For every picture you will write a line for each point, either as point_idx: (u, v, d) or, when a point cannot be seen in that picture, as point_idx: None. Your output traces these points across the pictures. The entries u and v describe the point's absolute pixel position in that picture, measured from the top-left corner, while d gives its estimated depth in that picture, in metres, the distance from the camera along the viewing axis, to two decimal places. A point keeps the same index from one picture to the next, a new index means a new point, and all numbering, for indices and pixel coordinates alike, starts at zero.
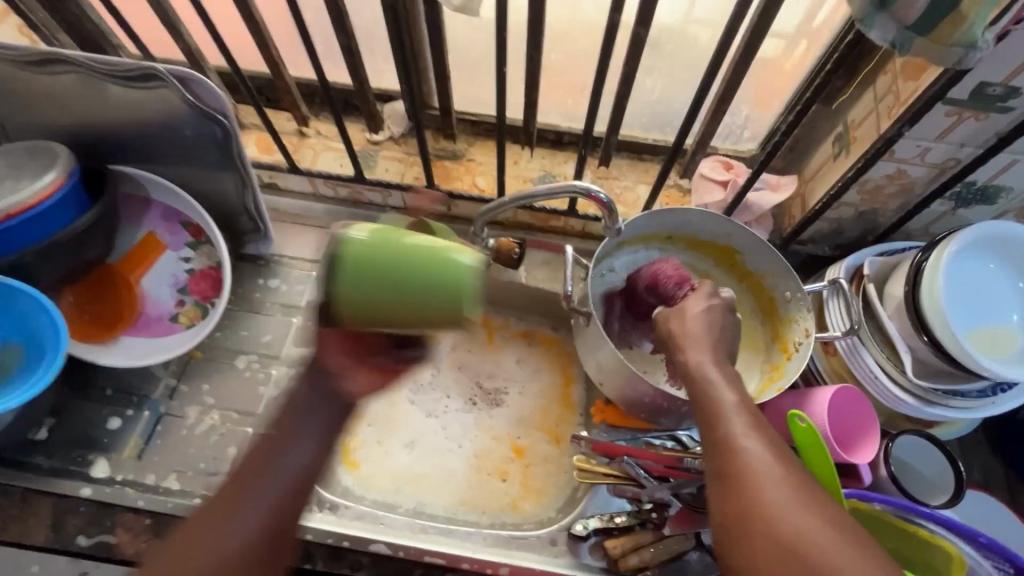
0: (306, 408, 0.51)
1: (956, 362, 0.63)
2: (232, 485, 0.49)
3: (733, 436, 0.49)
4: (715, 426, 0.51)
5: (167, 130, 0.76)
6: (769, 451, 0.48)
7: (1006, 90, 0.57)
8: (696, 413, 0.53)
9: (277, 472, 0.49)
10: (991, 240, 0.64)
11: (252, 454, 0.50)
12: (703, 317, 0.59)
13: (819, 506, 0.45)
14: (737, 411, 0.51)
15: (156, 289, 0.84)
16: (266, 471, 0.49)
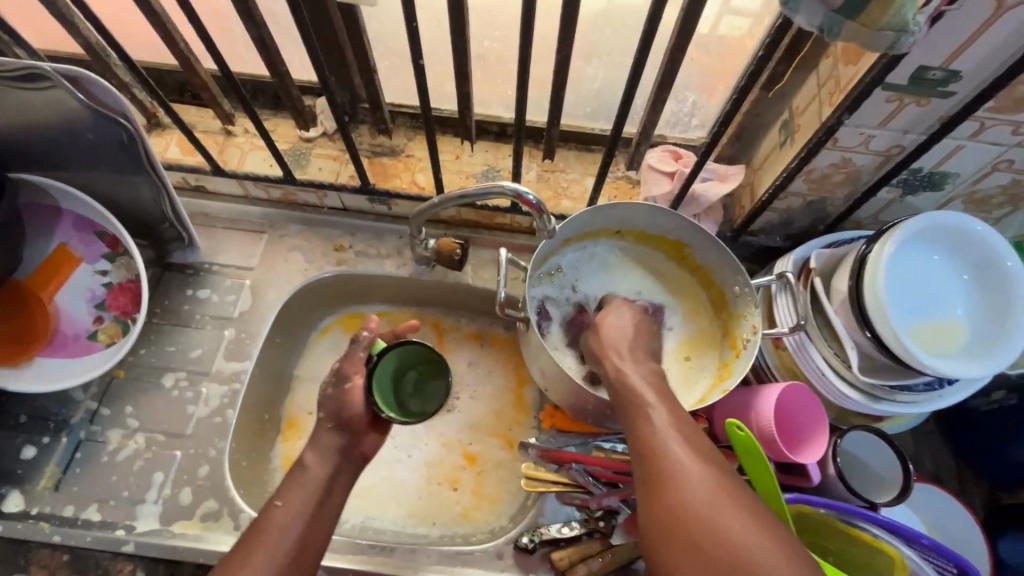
0: (325, 488, 0.59)
1: (900, 358, 0.61)
2: (242, 552, 0.54)
3: (657, 439, 0.49)
4: (638, 428, 0.52)
5: (70, 134, 0.69)
6: (689, 449, 0.48)
7: (945, 74, 0.54)
8: (623, 418, 0.54)
9: (289, 540, 0.55)
10: (937, 231, 0.61)
11: (264, 523, 0.56)
12: (626, 337, 0.63)
13: (738, 499, 0.44)
14: (657, 410, 0.52)
15: (71, 306, 0.78)
16: (276, 542, 0.54)
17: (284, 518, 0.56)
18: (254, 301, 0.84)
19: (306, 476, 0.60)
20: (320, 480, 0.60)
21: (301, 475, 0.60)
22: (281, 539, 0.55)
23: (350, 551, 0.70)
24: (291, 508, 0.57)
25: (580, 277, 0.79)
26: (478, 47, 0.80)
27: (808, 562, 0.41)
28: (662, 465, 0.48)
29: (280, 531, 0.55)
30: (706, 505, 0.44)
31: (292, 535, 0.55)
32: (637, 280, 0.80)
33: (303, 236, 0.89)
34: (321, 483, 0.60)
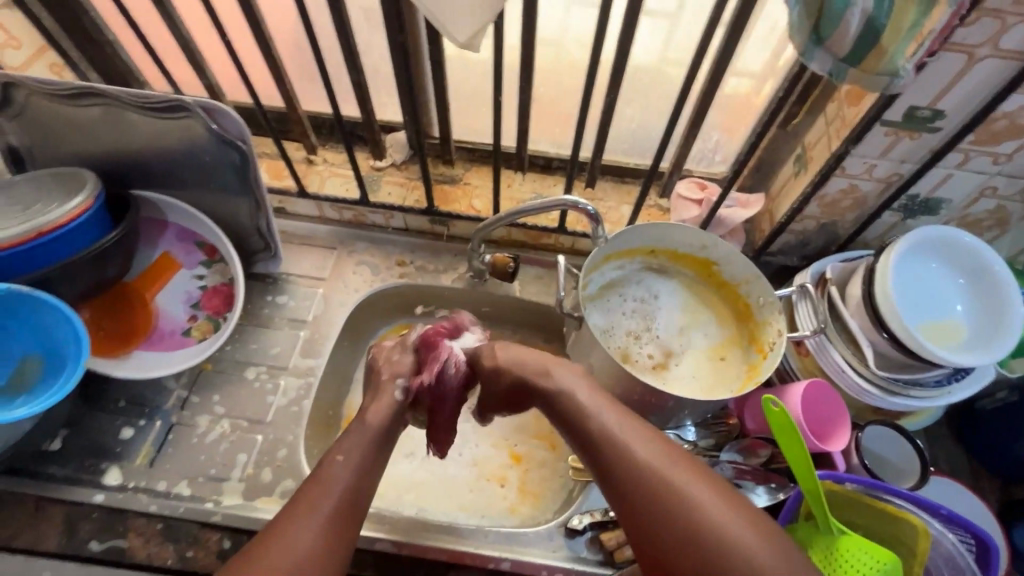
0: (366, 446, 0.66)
1: (911, 351, 0.70)
2: (300, 498, 0.60)
3: (618, 467, 0.60)
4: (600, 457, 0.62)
5: (190, 157, 0.82)
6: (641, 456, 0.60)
7: (932, 112, 0.66)
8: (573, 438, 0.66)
9: (338, 488, 0.61)
10: (933, 242, 0.72)
11: (320, 475, 0.62)
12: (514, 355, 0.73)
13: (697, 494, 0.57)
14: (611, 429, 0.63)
15: (169, 305, 0.88)
16: (331, 486, 0.61)
17: (343, 471, 0.62)
18: (326, 307, 0.94)
19: (358, 434, 0.67)
20: (373, 438, 0.67)
21: (359, 430, 0.67)
22: (338, 485, 0.61)
23: (414, 530, 0.76)
24: (351, 461, 0.63)
25: (617, 288, 0.88)
26: (537, 91, 0.91)
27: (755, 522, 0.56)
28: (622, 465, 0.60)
29: (336, 478, 0.62)
30: (668, 490, 0.57)
31: (344, 484, 0.61)
32: (666, 293, 0.90)
33: (369, 252, 0.99)
34: (375, 442, 0.67)
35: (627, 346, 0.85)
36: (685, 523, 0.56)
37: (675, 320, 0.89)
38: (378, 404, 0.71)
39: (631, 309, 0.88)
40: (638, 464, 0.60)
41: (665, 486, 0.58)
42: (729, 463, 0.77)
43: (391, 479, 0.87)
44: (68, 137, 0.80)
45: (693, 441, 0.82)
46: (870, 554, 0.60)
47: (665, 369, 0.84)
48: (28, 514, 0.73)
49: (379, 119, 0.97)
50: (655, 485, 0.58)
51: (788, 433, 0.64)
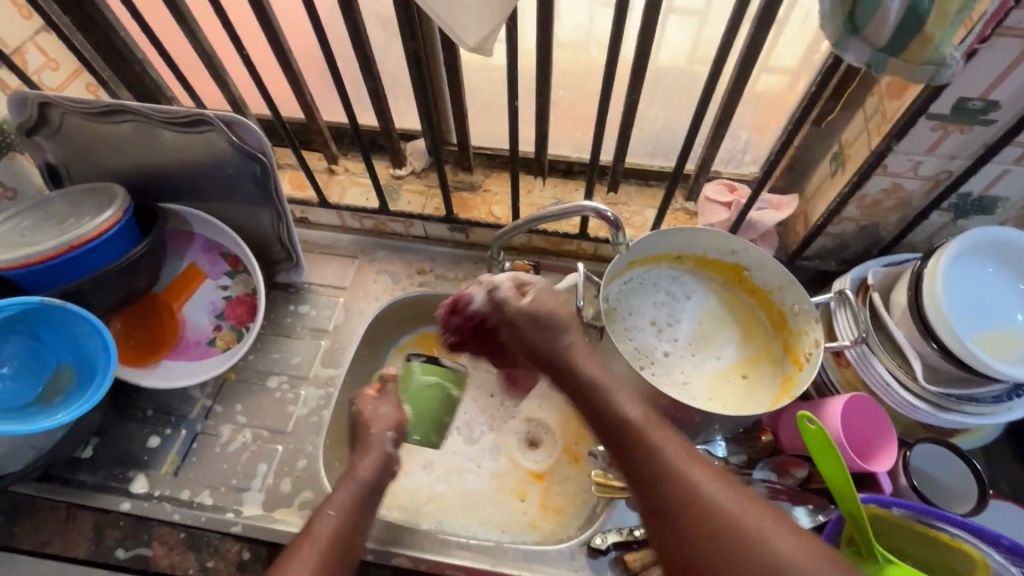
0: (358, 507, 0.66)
1: (966, 364, 0.64)
2: (286, 554, 0.59)
3: (668, 473, 0.55)
4: (648, 462, 0.56)
5: (214, 170, 0.83)
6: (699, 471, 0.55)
7: (985, 104, 0.60)
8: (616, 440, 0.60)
9: (322, 538, 0.61)
10: (986, 245, 0.66)
11: (306, 527, 0.62)
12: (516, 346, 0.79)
13: (761, 515, 0.51)
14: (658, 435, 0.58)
15: (196, 315, 0.90)
16: (313, 539, 0.61)
17: (331, 526, 0.63)
18: (347, 316, 0.94)
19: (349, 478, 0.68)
20: (361, 492, 0.67)
21: (347, 483, 0.68)
22: (326, 538, 0.61)
23: (430, 543, 0.74)
24: (342, 517, 0.64)
25: (653, 287, 0.85)
26: (556, 95, 0.89)
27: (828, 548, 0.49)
28: (664, 486, 0.55)
29: (325, 531, 0.62)
30: (717, 509, 0.52)
31: (329, 534, 0.62)
32: (704, 299, 0.85)
33: (390, 260, 0.99)
34: (361, 491, 0.68)
35: (664, 350, 0.82)
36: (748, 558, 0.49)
37: (711, 326, 0.85)
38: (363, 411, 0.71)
39: (668, 312, 0.84)
40: (691, 486, 0.54)
41: (704, 497, 0.53)
42: (763, 483, 0.72)
43: (410, 491, 0.86)
44: (100, 153, 0.82)
45: (724, 457, 0.77)
46: None
47: (703, 383, 0.80)
48: (60, 520, 0.75)
49: (398, 127, 0.97)
50: (687, 491, 0.53)
51: (828, 452, 0.59)
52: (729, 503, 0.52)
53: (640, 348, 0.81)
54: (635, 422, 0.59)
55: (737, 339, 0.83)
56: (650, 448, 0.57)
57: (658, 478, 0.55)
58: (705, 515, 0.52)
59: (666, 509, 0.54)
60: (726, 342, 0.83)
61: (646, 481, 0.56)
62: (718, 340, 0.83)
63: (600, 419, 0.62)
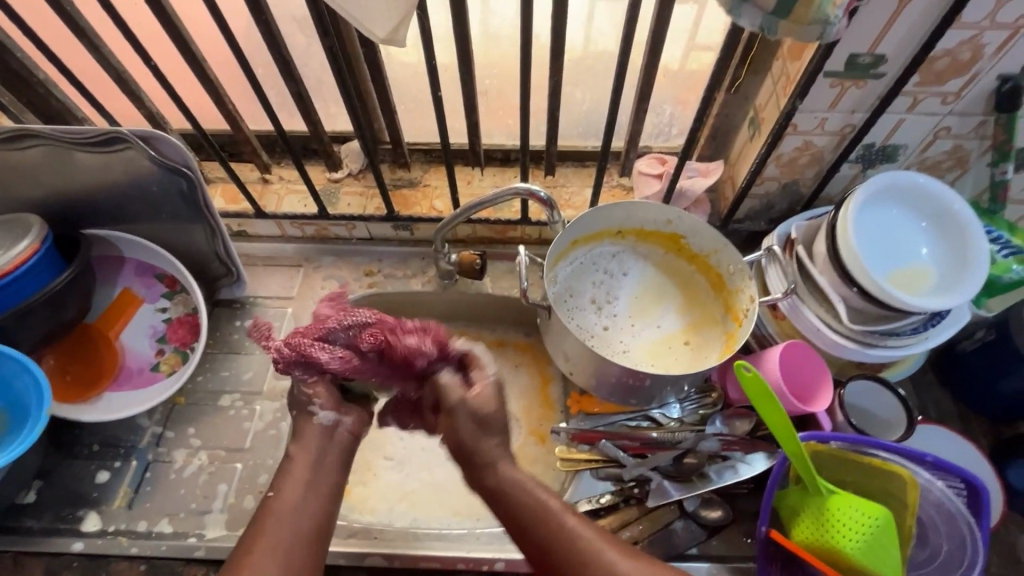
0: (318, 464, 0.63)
1: (884, 303, 0.69)
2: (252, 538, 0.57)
3: (579, 554, 0.57)
4: (557, 547, 0.58)
5: (136, 188, 0.79)
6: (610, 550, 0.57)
7: (873, 58, 0.65)
8: (520, 520, 0.60)
9: (287, 510, 0.59)
10: (889, 189, 0.72)
11: (265, 512, 0.59)
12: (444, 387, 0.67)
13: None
14: (562, 512, 0.60)
15: (136, 342, 0.86)
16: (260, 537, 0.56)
17: (295, 494, 0.60)
18: (297, 326, 0.92)
19: (302, 462, 0.63)
20: (316, 454, 0.64)
21: (293, 462, 0.63)
22: (291, 506, 0.59)
23: (404, 539, 0.74)
24: (294, 484, 0.61)
25: (584, 269, 0.87)
26: (484, 84, 0.92)
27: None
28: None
29: (287, 500, 0.59)
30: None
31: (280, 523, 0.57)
32: (642, 274, 0.89)
33: (337, 265, 0.98)
34: (310, 473, 0.62)
35: (603, 326, 0.85)
36: None
37: (649, 300, 0.87)
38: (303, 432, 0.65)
39: (604, 290, 0.87)
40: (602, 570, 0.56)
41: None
42: (716, 436, 0.76)
43: (381, 492, 0.85)
44: (10, 184, 0.77)
45: (678, 417, 0.81)
46: (860, 511, 0.60)
47: (642, 351, 0.83)
48: (6, 570, 0.72)
49: (330, 131, 0.96)
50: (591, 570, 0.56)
51: (764, 395, 0.62)
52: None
53: (581, 326, 0.84)
54: (545, 501, 0.61)
55: (670, 307, 0.87)
56: (556, 524, 0.59)
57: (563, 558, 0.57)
58: None
59: None
60: (666, 312, 0.87)
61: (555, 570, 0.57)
62: (660, 312, 0.86)
63: (502, 504, 0.62)
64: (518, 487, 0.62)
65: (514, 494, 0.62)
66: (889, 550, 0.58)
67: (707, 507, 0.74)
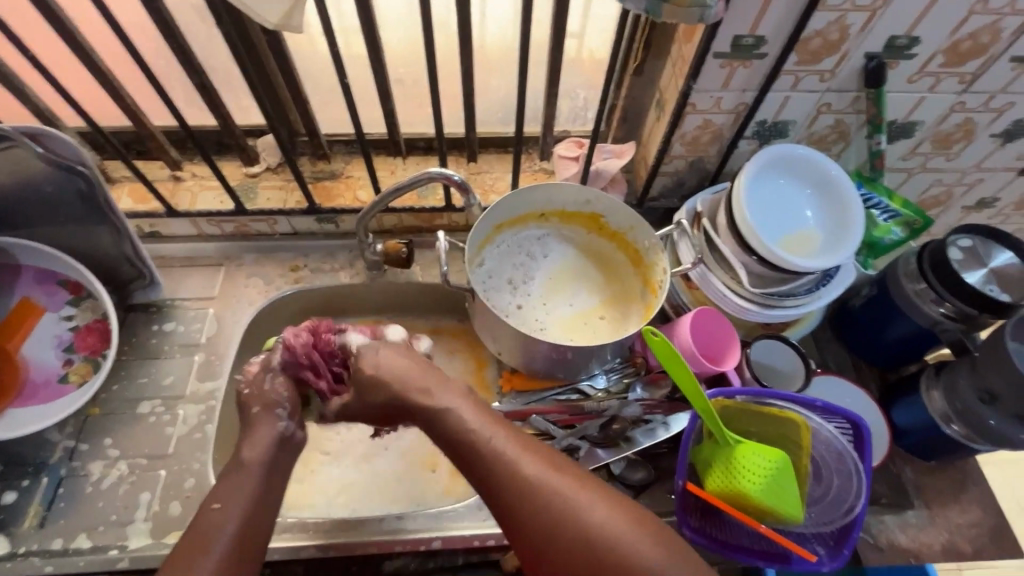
0: (273, 470, 0.64)
1: (776, 266, 0.75)
2: (182, 553, 0.55)
3: (509, 469, 0.57)
4: (488, 465, 0.58)
5: (28, 191, 0.74)
6: (543, 464, 0.58)
7: (755, 39, 0.70)
8: (454, 444, 0.61)
9: (225, 526, 0.57)
10: (776, 161, 0.78)
11: (197, 526, 0.57)
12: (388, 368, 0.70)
13: (592, 494, 0.56)
14: (495, 429, 0.61)
15: (40, 354, 0.81)
16: (211, 542, 0.55)
17: (238, 508, 0.59)
18: (220, 326, 0.89)
19: (253, 465, 0.63)
20: (261, 472, 0.63)
21: (238, 470, 0.62)
22: (231, 524, 0.57)
23: (341, 529, 0.74)
24: (236, 501, 0.59)
25: (505, 252, 0.90)
26: (397, 73, 0.91)
27: (640, 510, 0.56)
28: (508, 493, 0.57)
29: (228, 519, 0.58)
30: (558, 502, 0.55)
31: (231, 529, 0.57)
32: (564, 254, 0.92)
33: (259, 263, 0.95)
34: (263, 482, 0.62)
35: (516, 305, 0.87)
36: (585, 544, 0.53)
37: (571, 280, 0.91)
38: (257, 436, 0.65)
39: (525, 271, 0.90)
40: (532, 483, 0.56)
41: (542, 491, 0.56)
42: (638, 402, 0.81)
43: (318, 486, 0.84)
44: None
45: (605, 387, 0.84)
46: (762, 457, 0.65)
47: (558, 326, 0.86)
48: None
49: (243, 125, 0.93)
50: (518, 484, 0.56)
51: (672, 357, 0.67)
52: (571, 489, 0.56)
53: (500, 305, 0.86)
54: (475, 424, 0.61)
55: (589, 285, 0.91)
56: (484, 441, 0.59)
57: (495, 475, 0.58)
58: (547, 506, 0.55)
59: (508, 505, 0.56)
60: (581, 292, 0.90)
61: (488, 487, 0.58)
62: (573, 291, 0.90)
63: (436, 430, 0.63)
64: (459, 423, 0.62)
65: (457, 426, 0.61)
66: (786, 489, 0.64)
67: (632, 468, 0.78)
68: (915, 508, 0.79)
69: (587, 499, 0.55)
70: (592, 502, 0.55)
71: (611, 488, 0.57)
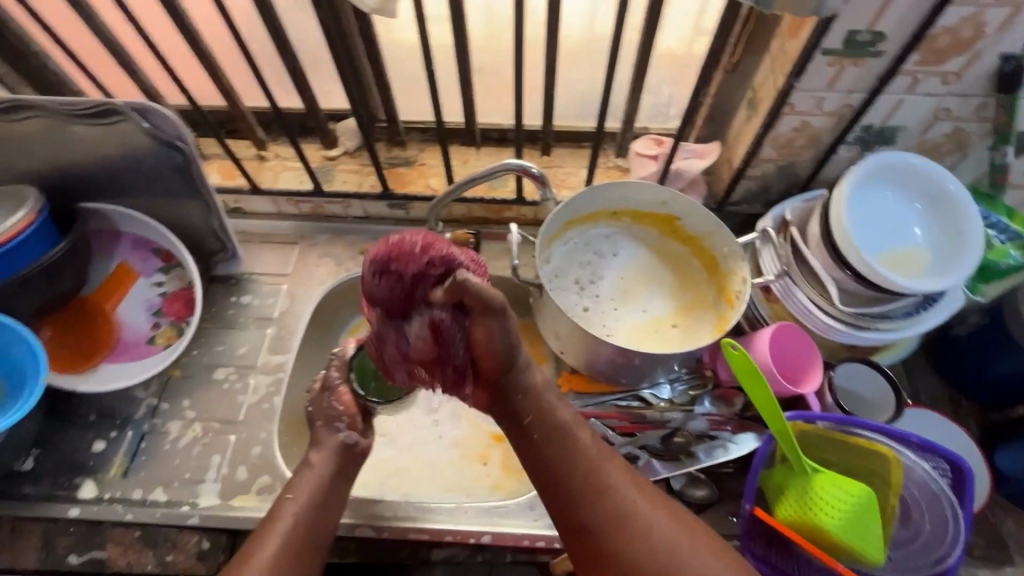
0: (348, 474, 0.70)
1: (875, 285, 0.69)
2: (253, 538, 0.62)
3: (600, 484, 0.61)
4: (579, 474, 0.61)
5: (131, 163, 0.79)
6: (628, 483, 0.62)
7: (872, 36, 0.64)
8: (541, 439, 0.64)
9: (289, 516, 0.63)
10: (884, 171, 0.72)
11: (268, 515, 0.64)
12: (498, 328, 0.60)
13: (675, 522, 0.60)
14: (585, 439, 0.64)
15: (132, 315, 0.87)
16: (278, 525, 0.62)
17: (300, 504, 0.64)
18: (291, 302, 0.93)
19: (318, 469, 0.69)
20: (326, 474, 0.68)
21: (309, 469, 0.69)
22: (292, 519, 0.63)
23: (394, 513, 0.75)
24: (302, 497, 0.65)
25: (573, 250, 0.87)
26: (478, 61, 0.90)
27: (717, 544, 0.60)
28: (593, 507, 0.60)
29: (290, 514, 0.63)
30: (644, 525, 0.59)
31: (297, 519, 0.63)
32: (633, 256, 0.88)
33: (331, 243, 0.98)
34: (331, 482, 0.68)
35: (582, 307, 0.84)
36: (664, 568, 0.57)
37: (638, 283, 0.87)
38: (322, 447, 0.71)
39: (592, 271, 0.87)
40: (620, 501, 0.60)
41: (628, 512, 0.59)
42: (705, 416, 0.77)
43: (374, 466, 0.86)
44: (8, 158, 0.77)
45: (669, 398, 0.81)
46: (843, 490, 0.60)
47: (625, 333, 0.83)
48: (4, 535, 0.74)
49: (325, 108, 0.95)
50: (606, 501, 0.60)
51: (751, 373, 0.63)
52: (655, 513, 0.60)
53: (568, 306, 0.84)
54: (567, 428, 0.64)
55: (659, 290, 0.87)
56: (579, 449, 0.63)
57: (583, 485, 0.61)
58: (634, 527, 0.59)
59: (591, 517, 0.60)
60: (650, 297, 0.87)
61: (570, 496, 0.61)
62: (646, 297, 0.86)
63: (522, 423, 0.65)
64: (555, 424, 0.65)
65: (543, 427, 0.64)
66: (869, 527, 0.59)
67: (694, 485, 0.75)
68: (1014, 565, 0.71)
69: (672, 527, 0.59)
70: (674, 530, 0.59)
71: (690, 516, 0.61)
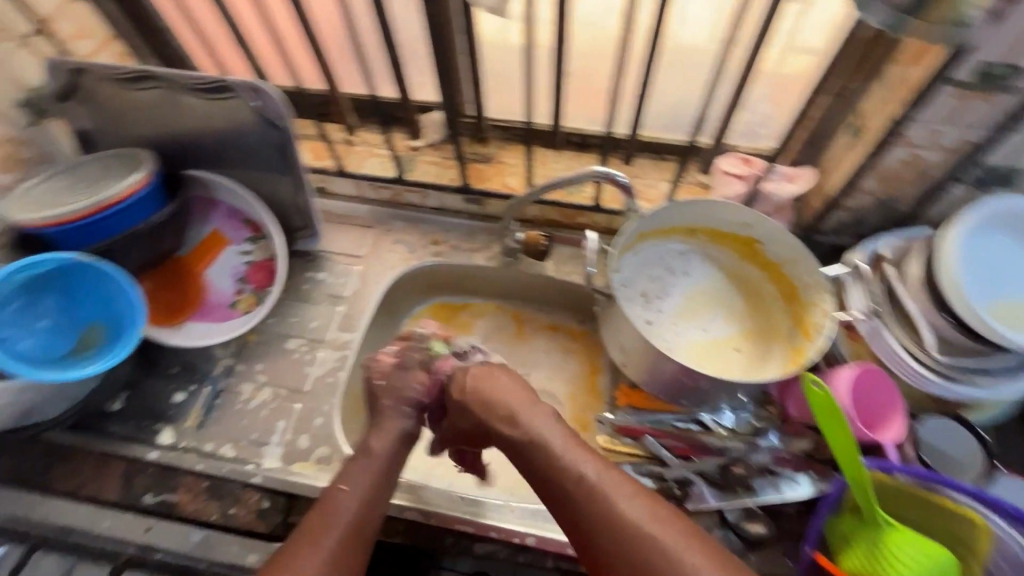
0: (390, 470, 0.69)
1: (980, 336, 0.64)
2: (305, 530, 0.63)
3: (614, 514, 0.58)
4: (592, 507, 0.60)
5: (236, 137, 0.84)
6: (645, 512, 0.58)
7: (1008, 70, 0.60)
8: (549, 474, 0.64)
9: (338, 517, 0.63)
10: (1000, 216, 0.67)
11: (318, 511, 0.64)
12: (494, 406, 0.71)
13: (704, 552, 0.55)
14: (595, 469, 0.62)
15: (219, 279, 0.93)
16: (331, 519, 0.63)
17: (352, 503, 0.65)
18: (363, 283, 0.96)
19: (375, 461, 0.69)
20: (379, 467, 0.69)
21: (366, 459, 0.69)
22: (343, 517, 0.63)
23: (442, 501, 0.76)
24: (355, 491, 0.66)
25: (645, 262, 0.86)
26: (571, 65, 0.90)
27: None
28: (612, 539, 0.58)
29: (342, 510, 0.64)
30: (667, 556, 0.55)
31: (349, 515, 0.64)
32: (705, 276, 0.86)
33: (407, 231, 1.00)
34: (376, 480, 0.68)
35: (646, 320, 0.82)
36: None
37: (707, 304, 0.85)
38: (383, 432, 0.72)
39: (660, 286, 0.85)
40: (637, 533, 0.57)
41: (649, 545, 0.56)
42: (768, 450, 0.74)
43: (424, 451, 0.88)
44: (131, 123, 0.84)
45: (731, 426, 0.78)
46: (919, 550, 0.57)
47: (688, 351, 0.81)
48: (89, 467, 0.81)
49: None
50: (625, 533, 0.57)
51: (832, 414, 0.60)
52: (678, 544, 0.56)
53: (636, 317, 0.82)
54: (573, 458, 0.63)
55: (729, 313, 0.84)
56: (587, 481, 0.61)
57: (599, 517, 0.59)
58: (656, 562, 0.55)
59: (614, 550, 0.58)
60: (718, 320, 0.84)
61: (590, 532, 0.60)
62: (711, 318, 0.84)
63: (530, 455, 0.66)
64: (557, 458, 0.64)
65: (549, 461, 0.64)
66: None
67: (750, 520, 0.72)
68: None
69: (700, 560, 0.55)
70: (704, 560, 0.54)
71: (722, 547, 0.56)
